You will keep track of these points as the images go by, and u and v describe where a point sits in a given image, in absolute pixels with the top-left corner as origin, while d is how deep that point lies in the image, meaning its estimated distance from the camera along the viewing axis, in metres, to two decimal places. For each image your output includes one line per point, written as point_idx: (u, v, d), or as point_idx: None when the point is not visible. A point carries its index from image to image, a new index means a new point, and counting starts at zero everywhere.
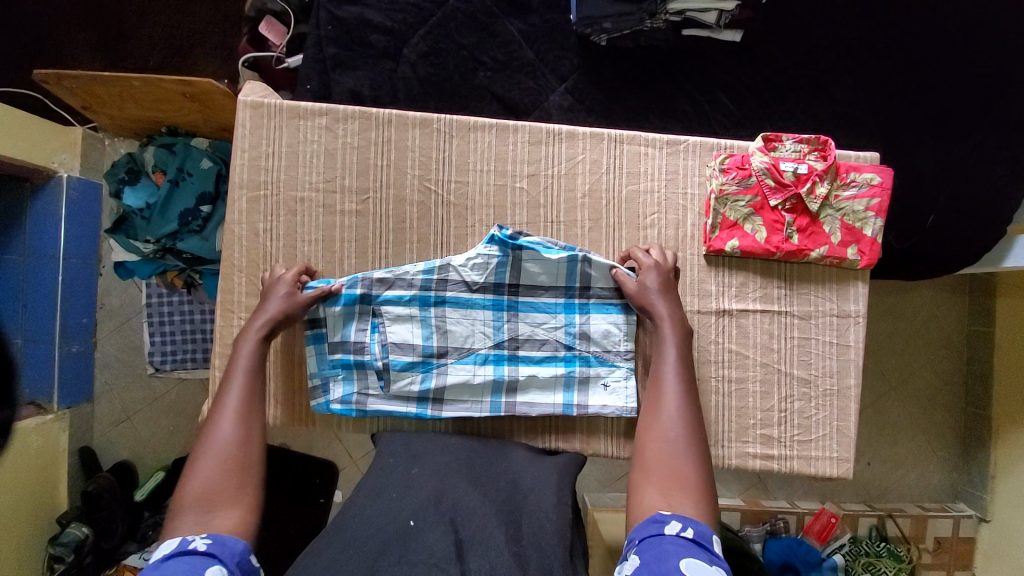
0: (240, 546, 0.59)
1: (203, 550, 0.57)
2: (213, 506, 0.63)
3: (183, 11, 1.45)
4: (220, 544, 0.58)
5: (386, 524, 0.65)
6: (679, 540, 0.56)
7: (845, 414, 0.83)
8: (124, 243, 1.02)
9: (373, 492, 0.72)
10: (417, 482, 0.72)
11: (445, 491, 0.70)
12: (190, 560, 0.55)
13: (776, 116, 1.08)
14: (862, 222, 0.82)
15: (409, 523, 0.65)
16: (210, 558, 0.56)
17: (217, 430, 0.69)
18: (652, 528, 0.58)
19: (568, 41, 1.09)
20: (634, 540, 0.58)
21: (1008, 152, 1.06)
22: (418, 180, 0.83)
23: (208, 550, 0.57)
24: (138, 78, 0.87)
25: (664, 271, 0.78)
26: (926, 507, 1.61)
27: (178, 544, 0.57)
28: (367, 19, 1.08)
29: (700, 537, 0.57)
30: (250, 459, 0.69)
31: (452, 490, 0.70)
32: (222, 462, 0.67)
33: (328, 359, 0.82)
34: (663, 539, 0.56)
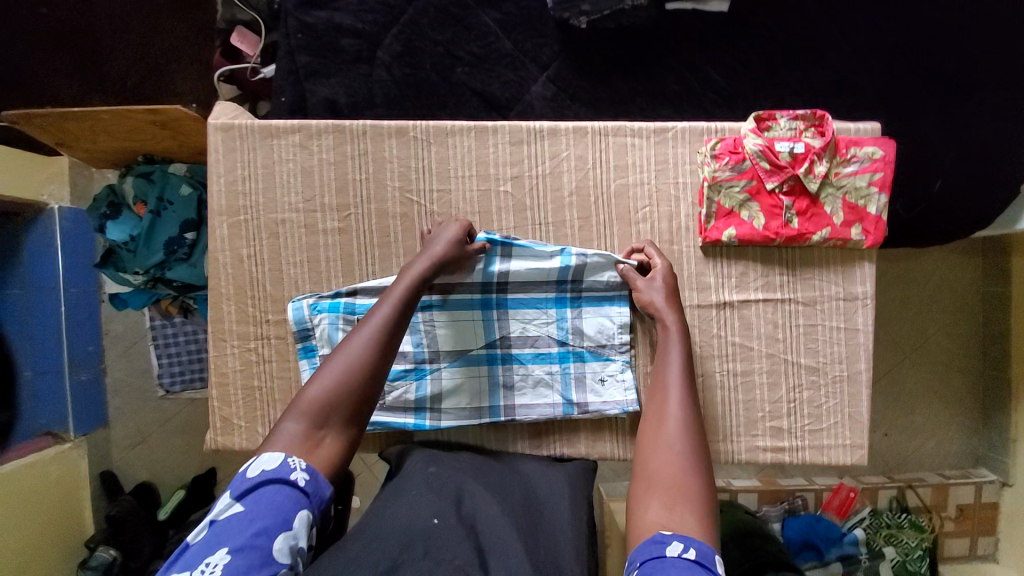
0: (327, 493, 0.60)
1: (300, 487, 0.58)
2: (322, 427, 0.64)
3: (153, 28, 1.42)
4: (314, 483, 0.60)
5: (408, 523, 0.64)
6: (682, 563, 0.54)
7: (856, 400, 0.80)
8: (112, 277, 1.00)
9: (393, 492, 0.71)
10: (437, 483, 0.71)
11: (465, 496, 0.70)
12: (286, 493, 0.57)
13: (771, 89, 1.02)
14: (865, 199, 0.77)
15: (433, 521, 0.64)
16: (303, 498, 0.58)
17: (349, 351, 0.67)
18: (653, 549, 0.56)
19: (546, 27, 1.04)
20: (635, 563, 0.56)
21: (1021, 108, 1.00)
22: (399, 191, 0.81)
23: (305, 488, 0.58)
24: (105, 111, 0.84)
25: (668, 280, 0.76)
26: (946, 474, 1.58)
27: (280, 464, 0.59)
28: (337, 24, 1.04)
29: (703, 557, 0.55)
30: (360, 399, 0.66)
31: (471, 494, 0.71)
32: (339, 390, 0.66)
33: None
34: (665, 562, 0.55)
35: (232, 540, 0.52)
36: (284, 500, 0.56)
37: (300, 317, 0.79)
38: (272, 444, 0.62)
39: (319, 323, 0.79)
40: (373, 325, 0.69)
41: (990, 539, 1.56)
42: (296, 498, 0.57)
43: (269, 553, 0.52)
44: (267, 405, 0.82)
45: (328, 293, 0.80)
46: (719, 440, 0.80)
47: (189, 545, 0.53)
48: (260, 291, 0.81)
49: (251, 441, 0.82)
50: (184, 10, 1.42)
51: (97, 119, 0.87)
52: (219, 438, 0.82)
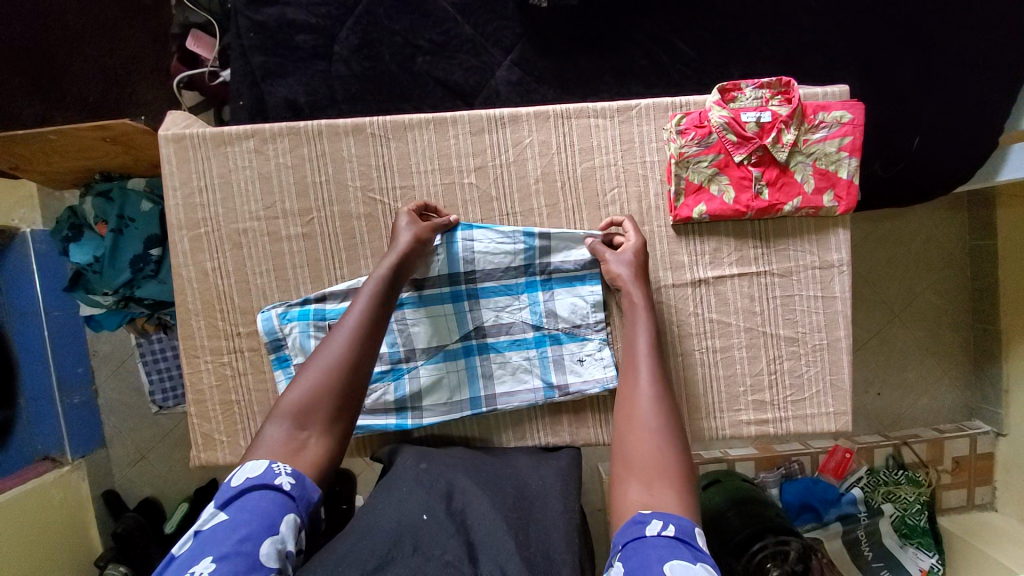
0: (316, 496, 0.60)
1: (286, 490, 0.57)
2: (305, 429, 0.63)
3: (106, 38, 1.37)
4: (300, 486, 0.59)
5: (399, 519, 0.65)
6: (662, 541, 0.54)
7: (837, 367, 0.80)
8: (82, 300, 0.99)
9: (384, 489, 0.72)
10: (427, 478, 0.72)
11: (455, 491, 0.71)
12: (272, 498, 0.56)
13: (739, 55, 1.00)
14: (835, 164, 0.76)
15: (422, 516, 0.66)
16: (290, 502, 0.57)
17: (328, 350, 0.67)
18: (634, 530, 0.57)
19: (506, 8, 1.01)
20: (618, 546, 0.57)
21: (996, 56, 0.97)
22: (362, 191, 0.79)
23: (291, 492, 0.58)
24: (52, 131, 0.81)
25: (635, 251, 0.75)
26: (941, 429, 1.60)
27: (265, 471, 0.58)
28: (289, 20, 1.00)
29: (683, 533, 0.55)
30: (343, 395, 0.65)
31: (462, 490, 0.71)
32: (320, 388, 0.65)
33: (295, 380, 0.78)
34: (646, 542, 0.55)
35: (216, 547, 0.51)
36: (270, 504, 0.55)
37: (270, 327, 0.78)
38: (255, 453, 0.61)
39: (289, 329, 0.78)
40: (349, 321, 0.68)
41: (987, 488, 1.58)
42: (282, 503, 0.56)
43: (257, 558, 0.51)
44: (247, 417, 0.81)
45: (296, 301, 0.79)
46: (703, 417, 0.80)
47: (174, 557, 0.52)
48: (228, 304, 0.80)
49: (234, 455, 0.82)
50: (136, 17, 1.37)
51: (45, 141, 0.84)
52: (202, 454, 0.82)
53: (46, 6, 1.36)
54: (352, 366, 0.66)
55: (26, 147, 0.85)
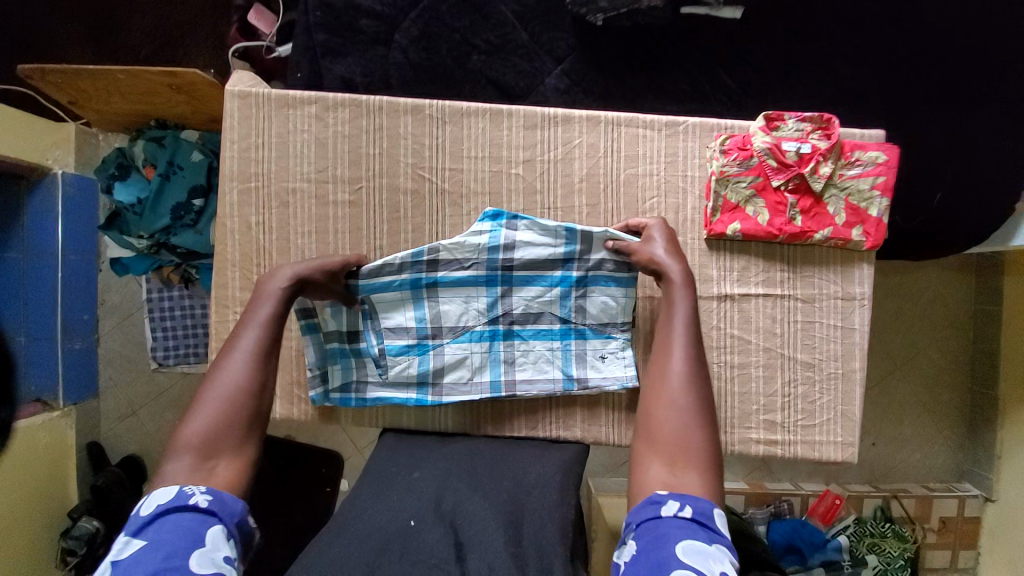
0: (239, 507, 0.59)
1: (204, 507, 0.57)
2: (215, 452, 0.62)
3: (168, 1, 1.42)
4: (220, 501, 0.58)
5: (386, 524, 0.66)
6: (679, 523, 0.56)
7: (849, 397, 0.82)
8: (117, 240, 1.02)
9: (376, 491, 0.72)
10: (416, 486, 0.72)
11: (445, 495, 0.70)
12: (189, 517, 0.55)
13: (780, 94, 1.04)
14: (867, 202, 0.79)
15: (409, 523, 0.66)
16: (209, 518, 0.56)
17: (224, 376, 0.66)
18: (649, 509, 0.58)
19: (563, 21, 1.06)
20: (633, 524, 0.59)
21: (1021, 126, 1.03)
22: (412, 168, 0.81)
23: (208, 508, 0.57)
24: (122, 71, 0.84)
25: (668, 235, 0.77)
26: (931, 487, 1.60)
27: (177, 496, 0.57)
28: (356, 4, 1.05)
29: (700, 515, 0.57)
30: (249, 414, 0.65)
31: (452, 491, 0.70)
32: (224, 410, 0.64)
33: (325, 349, 0.81)
34: (661, 523, 0.57)
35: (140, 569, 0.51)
36: (187, 526, 0.55)
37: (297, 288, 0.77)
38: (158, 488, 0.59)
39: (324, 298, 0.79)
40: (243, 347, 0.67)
41: (970, 552, 1.58)
42: (201, 521, 0.56)
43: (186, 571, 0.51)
44: None
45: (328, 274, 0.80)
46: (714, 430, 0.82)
47: None
48: (266, 259, 0.81)
49: None
50: None
51: (112, 79, 0.87)
52: None
53: None
54: (253, 385, 0.66)
55: (92, 83, 0.88)
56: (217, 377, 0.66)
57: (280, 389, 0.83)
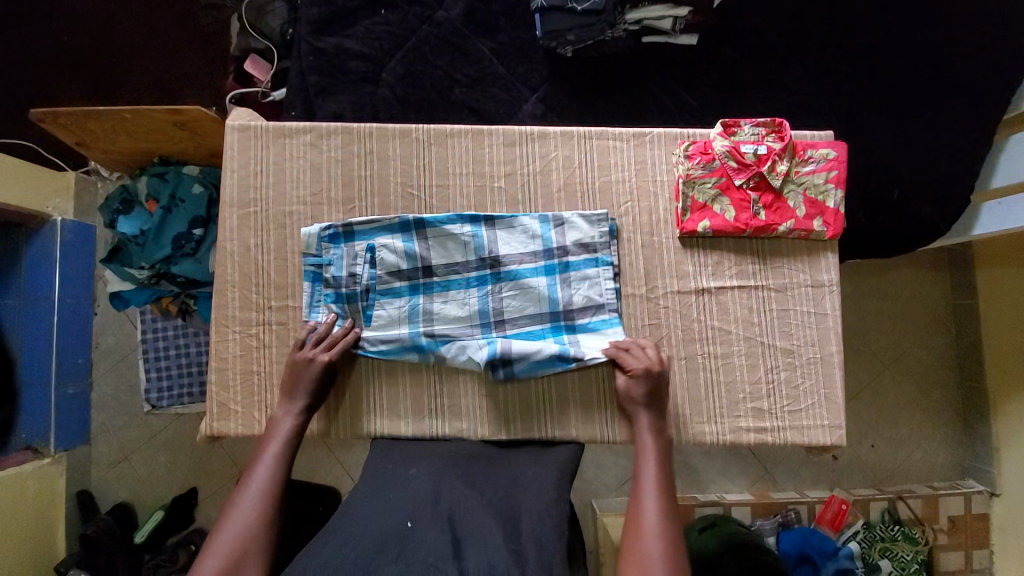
0: None
1: None
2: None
3: (171, 57, 1.53)
4: None
5: (384, 524, 0.65)
6: None
7: (831, 381, 0.85)
8: (119, 272, 1.06)
9: (371, 492, 0.72)
10: (415, 483, 0.73)
11: (443, 493, 0.70)
12: None
13: (738, 109, 1.14)
14: (823, 194, 0.86)
15: (407, 523, 0.65)
16: None
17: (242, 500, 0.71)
18: None
19: (536, 55, 1.16)
20: None
21: (960, 126, 1.12)
22: (402, 186, 0.87)
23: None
24: (131, 111, 0.91)
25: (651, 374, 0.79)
26: (936, 486, 1.60)
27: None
28: (346, 48, 1.14)
29: None
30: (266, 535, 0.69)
31: (449, 490, 0.71)
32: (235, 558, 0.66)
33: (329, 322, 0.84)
34: None
35: None
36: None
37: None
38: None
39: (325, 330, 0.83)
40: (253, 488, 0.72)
41: (984, 552, 1.55)
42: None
43: None
44: (264, 389, 0.84)
45: (329, 277, 0.84)
46: (704, 421, 0.84)
47: None
48: (264, 279, 0.85)
49: (246, 425, 0.84)
50: (202, 41, 1.53)
51: (120, 119, 0.94)
52: (215, 423, 0.84)
53: (122, 27, 1.53)
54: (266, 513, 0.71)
55: (101, 123, 0.95)
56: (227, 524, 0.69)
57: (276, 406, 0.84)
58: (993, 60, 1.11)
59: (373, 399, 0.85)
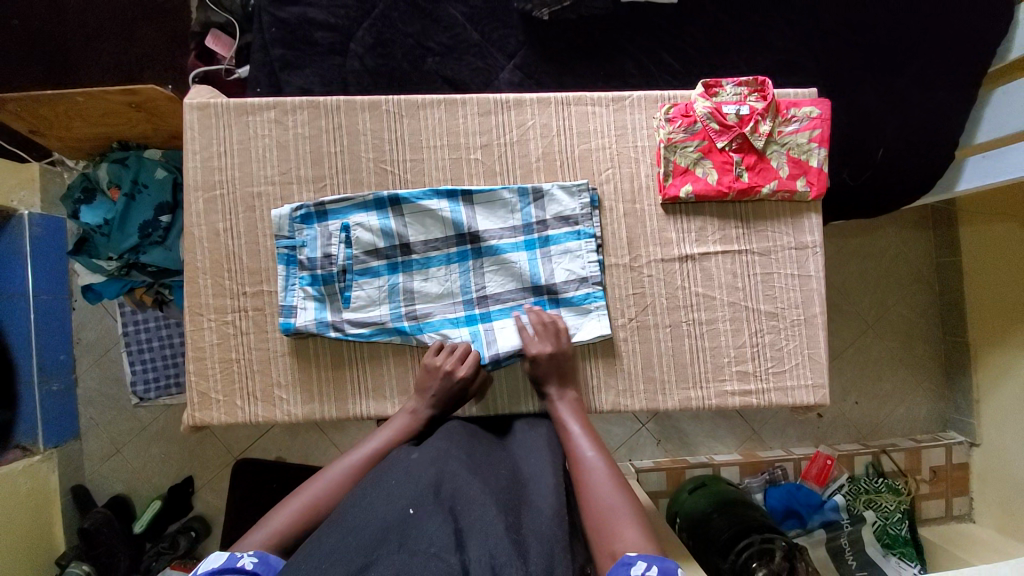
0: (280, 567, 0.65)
1: (249, 569, 0.62)
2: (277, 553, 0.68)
3: (127, 35, 1.44)
4: (264, 563, 0.64)
5: (385, 513, 0.62)
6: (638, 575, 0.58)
7: (814, 341, 0.85)
8: (86, 264, 1.02)
9: (371, 482, 0.69)
10: (417, 470, 0.69)
11: (444, 479, 0.67)
12: None
13: (721, 69, 1.10)
14: (807, 154, 0.84)
15: (409, 511, 0.62)
16: None
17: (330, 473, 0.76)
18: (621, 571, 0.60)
19: (511, 18, 1.11)
20: None
21: (945, 80, 1.10)
22: (374, 162, 0.84)
23: (253, 569, 0.63)
24: (81, 93, 0.86)
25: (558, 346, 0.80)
26: (918, 439, 1.65)
27: (226, 559, 0.63)
28: (310, 18, 1.08)
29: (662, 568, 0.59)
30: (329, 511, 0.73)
31: (452, 476, 0.68)
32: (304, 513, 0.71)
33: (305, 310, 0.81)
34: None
35: None
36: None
37: (295, 333, 0.81)
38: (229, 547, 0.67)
39: (306, 314, 0.81)
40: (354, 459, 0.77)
41: (964, 498, 1.62)
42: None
43: None
44: (245, 377, 0.83)
45: (305, 259, 0.81)
46: (690, 387, 0.84)
47: None
48: (237, 264, 0.83)
49: (230, 413, 0.83)
50: (159, 16, 1.45)
51: (71, 102, 0.88)
52: (197, 413, 0.83)
53: (70, 4, 1.43)
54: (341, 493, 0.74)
55: (52, 109, 0.89)
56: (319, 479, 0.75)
57: (259, 393, 0.83)
58: (980, 9, 1.08)
59: (358, 381, 0.84)
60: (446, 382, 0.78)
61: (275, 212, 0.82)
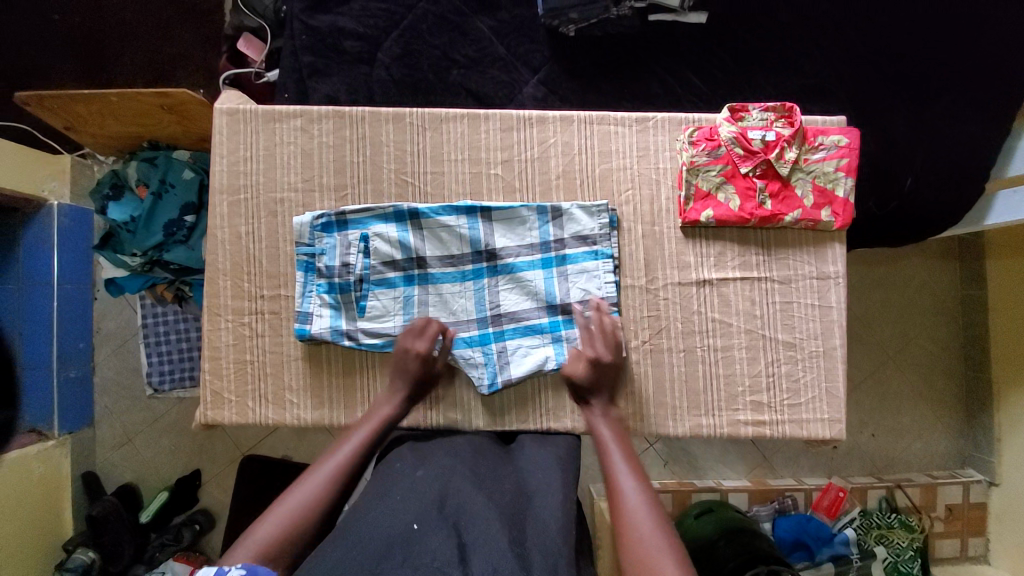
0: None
1: None
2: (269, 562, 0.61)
3: (163, 35, 1.48)
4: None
5: (389, 527, 0.62)
6: None
7: (833, 375, 0.83)
8: (111, 259, 1.05)
9: (376, 494, 0.69)
10: (421, 485, 0.69)
11: (449, 495, 0.67)
12: None
13: (746, 92, 1.10)
14: (833, 183, 0.82)
15: (413, 526, 0.62)
16: None
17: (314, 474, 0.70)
18: None
19: (537, 34, 1.11)
20: None
21: (979, 111, 1.08)
22: (395, 174, 0.85)
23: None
24: (116, 95, 0.88)
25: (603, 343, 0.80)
26: (935, 475, 1.60)
27: (216, 575, 0.54)
28: (340, 27, 1.10)
29: None
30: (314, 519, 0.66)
31: (456, 492, 0.68)
32: (296, 518, 0.65)
33: (320, 317, 0.82)
34: None
35: None
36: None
37: (309, 340, 0.82)
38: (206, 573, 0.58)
39: (321, 322, 0.82)
40: (341, 455, 0.72)
41: (980, 539, 1.56)
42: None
43: None
44: (258, 379, 0.84)
45: (323, 267, 0.82)
46: (701, 414, 0.83)
47: None
48: (256, 267, 0.84)
49: (241, 414, 0.84)
50: (194, 19, 1.49)
51: (106, 103, 0.91)
52: (209, 412, 0.84)
53: (110, 4, 1.48)
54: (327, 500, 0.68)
55: (87, 108, 0.92)
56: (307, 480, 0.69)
57: (270, 395, 0.84)
58: (1017, 42, 1.06)
59: (367, 390, 0.84)
60: (425, 367, 0.80)
61: (299, 218, 0.83)
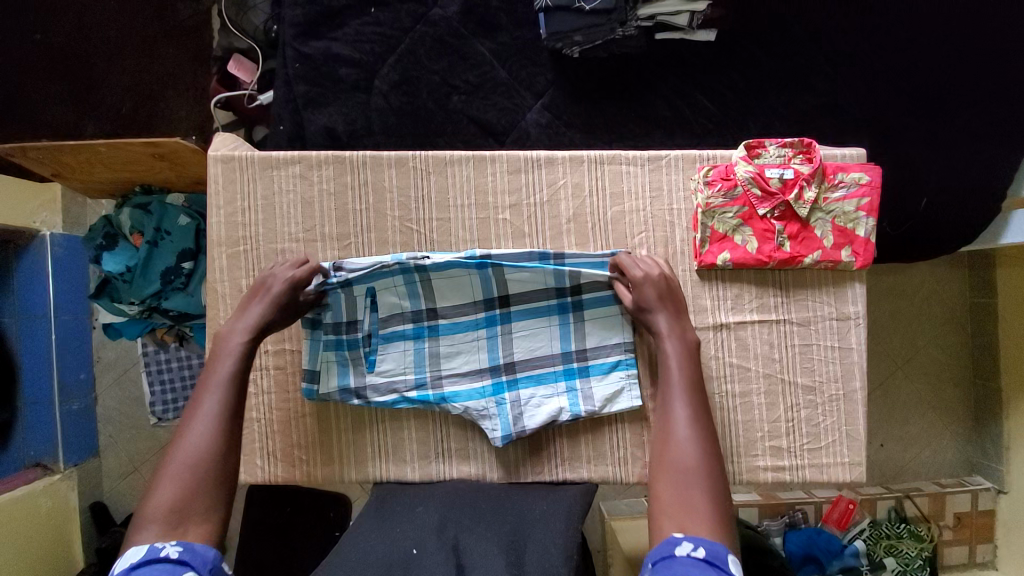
0: (211, 554, 0.59)
1: (176, 557, 0.57)
2: (183, 520, 0.60)
3: (150, 54, 1.42)
4: (191, 550, 0.59)
5: (391, 551, 0.66)
6: (690, 561, 0.57)
7: (853, 417, 0.81)
8: (109, 307, 1.03)
9: (378, 520, 0.73)
10: (422, 514, 0.72)
11: (448, 522, 0.70)
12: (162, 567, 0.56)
13: (758, 113, 1.06)
14: (853, 222, 0.80)
15: (412, 551, 0.66)
16: (181, 567, 0.57)
17: (191, 433, 0.65)
18: (665, 548, 0.59)
19: (540, 56, 1.07)
20: (648, 563, 0.59)
21: (994, 131, 1.04)
22: (400, 221, 0.82)
23: (180, 558, 0.57)
24: (106, 145, 0.85)
25: (659, 282, 0.75)
26: (943, 483, 1.59)
27: (148, 551, 0.57)
28: (335, 53, 1.05)
29: (711, 556, 0.57)
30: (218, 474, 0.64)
31: (455, 521, 0.70)
32: (192, 474, 0.63)
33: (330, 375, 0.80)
34: (675, 561, 0.57)
35: None
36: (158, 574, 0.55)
37: (317, 398, 0.80)
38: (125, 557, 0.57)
39: (328, 381, 0.80)
40: (211, 399, 0.67)
41: (987, 546, 1.56)
42: (172, 570, 0.56)
43: None
44: (267, 436, 0.82)
45: (329, 321, 0.79)
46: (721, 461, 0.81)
47: None
48: None
49: (250, 472, 0.82)
50: (181, 37, 1.43)
51: (95, 152, 0.88)
52: None
53: (93, 22, 1.42)
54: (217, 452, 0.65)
55: (76, 157, 0.89)
56: (186, 436, 0.65)
57: (279, 452, 0.82)
58: None
59: (379, 444, 0.83)
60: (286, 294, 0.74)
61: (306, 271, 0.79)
